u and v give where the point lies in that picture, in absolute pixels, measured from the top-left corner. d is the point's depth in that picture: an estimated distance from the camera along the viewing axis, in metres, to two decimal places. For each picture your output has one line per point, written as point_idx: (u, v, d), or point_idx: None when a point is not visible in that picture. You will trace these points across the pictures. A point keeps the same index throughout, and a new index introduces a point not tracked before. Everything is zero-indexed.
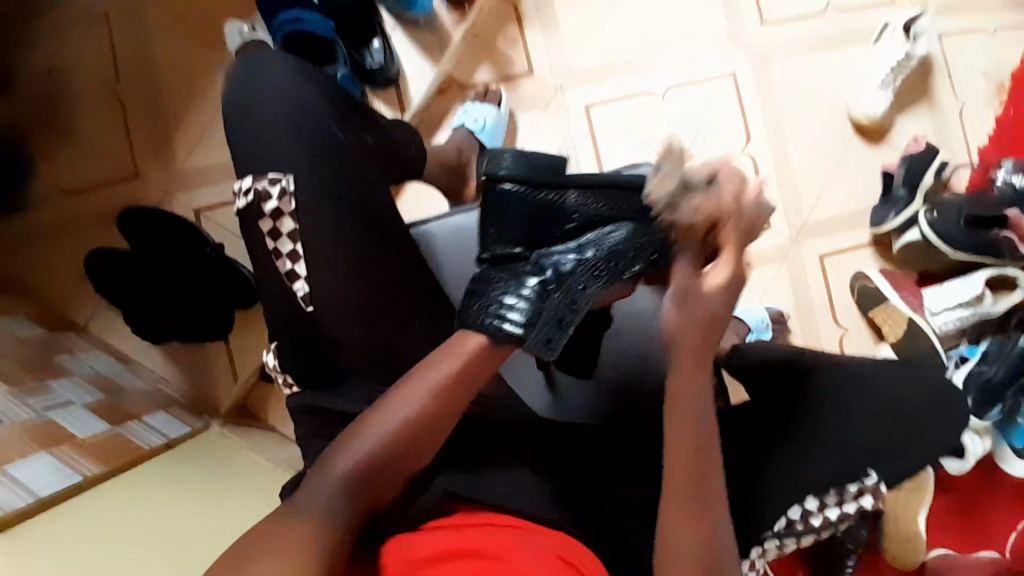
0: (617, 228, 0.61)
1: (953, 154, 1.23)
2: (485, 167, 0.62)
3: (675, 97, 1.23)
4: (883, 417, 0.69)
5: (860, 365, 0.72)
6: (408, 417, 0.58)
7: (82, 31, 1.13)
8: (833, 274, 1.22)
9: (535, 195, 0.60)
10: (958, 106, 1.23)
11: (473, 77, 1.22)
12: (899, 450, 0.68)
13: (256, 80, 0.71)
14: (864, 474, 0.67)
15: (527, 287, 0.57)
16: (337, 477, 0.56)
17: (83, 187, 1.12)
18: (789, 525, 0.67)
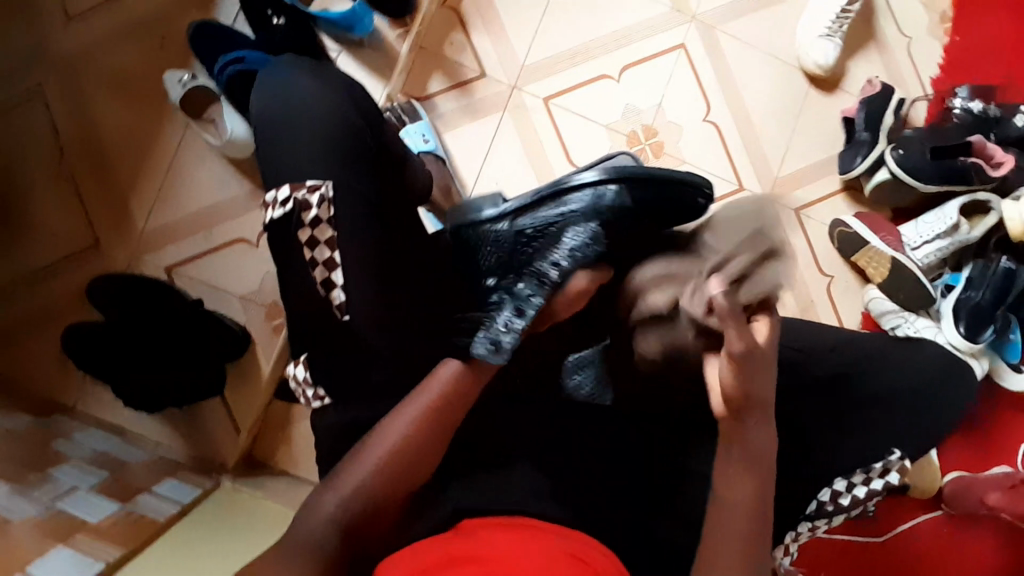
0: (573, 234, 0.65)
1: (908, 91, 1.24)
2: (458, 222, 0.74)
3: (630, 77, 1.23)
4: (896, 398, 0.73)
5: (870, 345, 0.74)
6: (415, 429, 0.60)
7: (18, 106, 1.09)
8: (811, 226, 1.23)
9: (487, 230, 0.69)
10: (905, 41, 1.24)
11: (426, 89, 1.21)
12: (912, 431, 0.73)
13: (287, 93, 0.72)
14: (887, 452, 0.71)
15: (505, 317, 0.63)
16: (330, 511, 0.56)
17: (47, 265, 1.08)
18: (820, 506, 0.69)
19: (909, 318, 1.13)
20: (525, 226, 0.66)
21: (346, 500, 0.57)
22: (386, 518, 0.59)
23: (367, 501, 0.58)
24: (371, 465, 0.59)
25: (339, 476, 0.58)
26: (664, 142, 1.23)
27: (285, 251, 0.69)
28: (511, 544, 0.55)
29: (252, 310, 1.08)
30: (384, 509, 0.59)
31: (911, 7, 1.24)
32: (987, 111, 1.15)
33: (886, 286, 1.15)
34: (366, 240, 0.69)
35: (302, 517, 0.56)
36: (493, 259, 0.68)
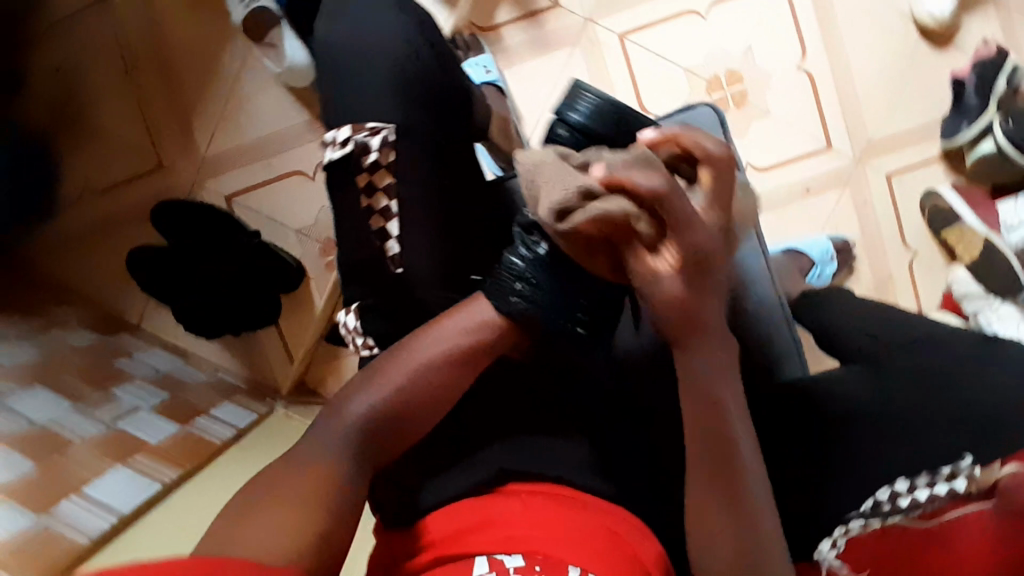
0: None
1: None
2: (558, 107, 0.63)
3: (717, 15, 1.11)
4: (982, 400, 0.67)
5: (935, 334, 0.72)
6: (443, 361, 0.57)
7: (81, 18, 1.08)
8: (902, 195, 1.13)
9: (577, 152, 0.61)
10: None
11: (493, 19, 1.12)
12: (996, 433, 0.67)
13: (354, 25, 0.67)
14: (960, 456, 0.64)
15: (543, 250, 0.56)
16: (345, 427, 0.55)
17: (111, 185, 1.10)
18: (876, 504, 0.66)
19: (993, 304, 1.01)
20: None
21: (365, 416, 0.56)
22: (392, 447, 0.57)
23: (384, 422, 0.56)
24: (395, 384, 0.57)
25: (370, 382, 0.57)
26: (747, 92, 1.12)
27: (344, 199, 0.67)
28: (549, 515, 0.54)
29: (309, 244, 1.08)
30: (398, 431, 0.57)
31: None
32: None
33: (976, 268, 1.05)
34: (425, 192, 0.66)
35: (320, 423, 0.56)
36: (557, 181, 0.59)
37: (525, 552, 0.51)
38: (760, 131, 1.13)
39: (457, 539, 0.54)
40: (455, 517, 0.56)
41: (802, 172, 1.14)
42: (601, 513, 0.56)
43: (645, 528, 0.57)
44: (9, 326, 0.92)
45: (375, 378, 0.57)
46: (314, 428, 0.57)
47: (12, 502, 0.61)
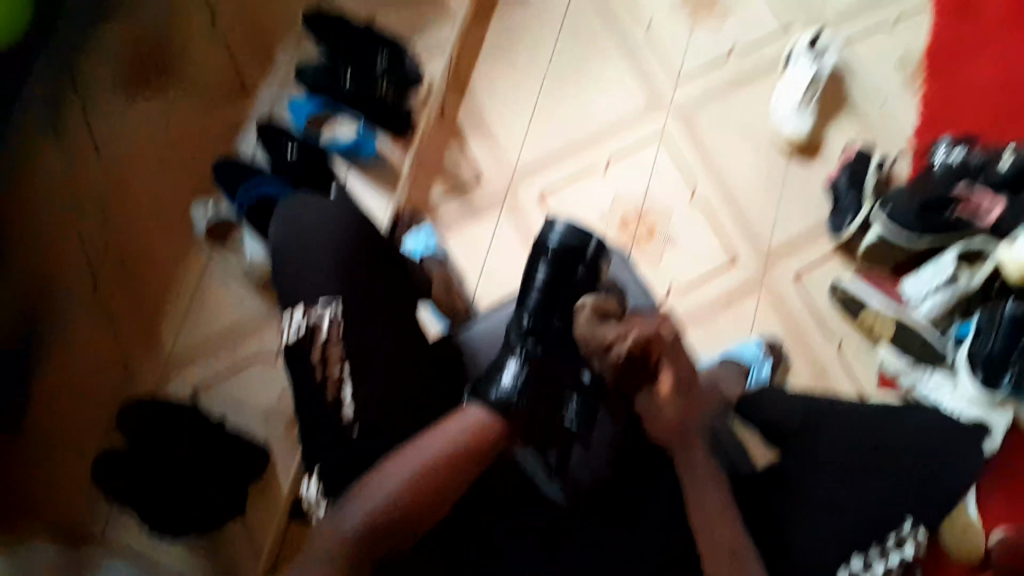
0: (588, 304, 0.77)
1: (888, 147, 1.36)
2: (540, 234, 0.81)
3: (617, 167, 1.31)
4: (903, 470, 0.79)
5: (859, 415, 0.82)
6: (438, 459, 0.65)
7: (56, 244, 1.19)
8: (813, 291, 1.27)
9: (557, 262, 0.78)
10: (879, 104, 1.38)
11: (429, 196, 1.29)
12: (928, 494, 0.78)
13: (295, 225, 0.79)
14: (899, 523, 0.76)
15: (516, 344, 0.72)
16: (349, 525, 0.61)
17: (80, 393, 1.13)
18: None
19: (923, 375, 1.18)
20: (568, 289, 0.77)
21: (362, 518, 0.62)
22: (393, 543, 0.63)
23: (382, 524, 0.62)
24: (399, 479, 0.64)
25: (381, 475, 0.64)
26: (656, 224, 1.29)
27: (300, 372, 0.73)
28: None
29: (274, 424, 1.12)
30: (400, 529, 0.63)
31: (884, 78, 1.40)
32: (967, 159, 1.19)
33: (898, 342, 1.19)
34: (372, 356, 0.74)
35: (328, 523, 0.62)
36: (544, 290, 0.76)
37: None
38: (676, 253, 1.28)
39: None
40: None
41: (721, 283, 1.27)
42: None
43: None
44: None
45: (378, 475, 0.64)
46: (315, 533, 0.62)
47: None
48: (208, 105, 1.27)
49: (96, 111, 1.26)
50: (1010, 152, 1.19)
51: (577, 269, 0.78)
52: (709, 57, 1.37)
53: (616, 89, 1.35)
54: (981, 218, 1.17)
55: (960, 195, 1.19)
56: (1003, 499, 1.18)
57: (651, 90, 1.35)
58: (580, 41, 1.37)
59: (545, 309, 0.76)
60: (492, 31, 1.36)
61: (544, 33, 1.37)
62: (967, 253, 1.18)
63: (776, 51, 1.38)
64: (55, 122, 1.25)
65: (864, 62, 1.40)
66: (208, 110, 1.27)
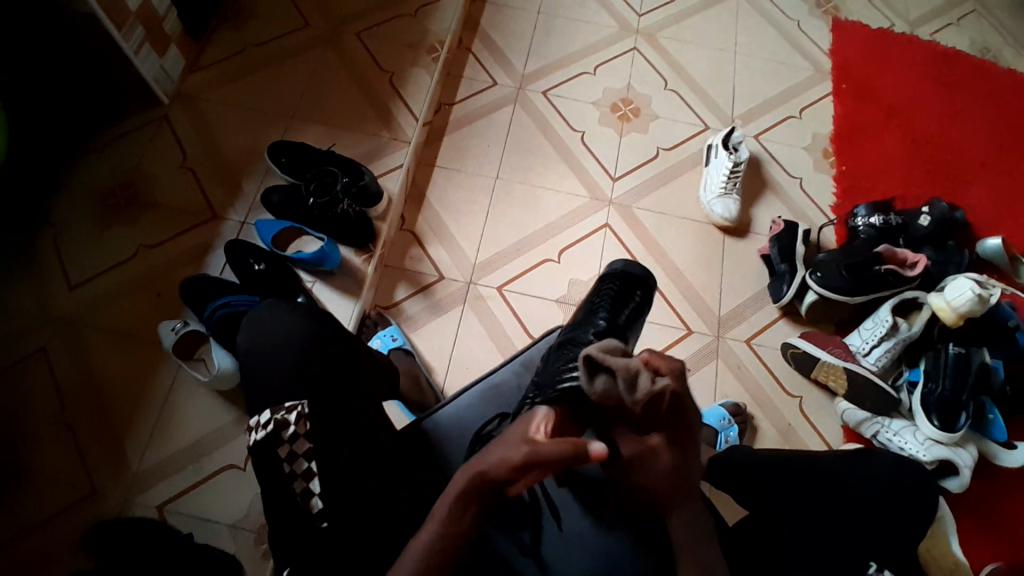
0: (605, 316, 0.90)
1: (813, 221, 1.50)
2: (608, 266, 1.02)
3: (569, 256, 1.41)
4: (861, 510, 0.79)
5: (824, 461, 0.84)
6: (458, 511, 0.61)
7: (21, 374, 1.19)
8: (765, 353, 1.34)
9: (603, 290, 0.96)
10: (797, 182, 1.55)
11: (393, 297, 1.36)
12: (902, 529, 0.79)
13: (263, 328, 0.83)
14: (868, 565, 0.75)
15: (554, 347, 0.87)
16: None
17: (36, 527, 1.08)
18: None
19: (885, 422, 1.23)
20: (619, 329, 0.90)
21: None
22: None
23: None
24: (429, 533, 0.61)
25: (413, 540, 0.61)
26: None
27: (267, 468, 0.73)
28: None
29: (243, 537, 1.09)
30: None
31: (796, 161, 1.57)
32: (889, 219, 1.38)
33: (852, 395, 1.25)
34: (336, 445, 0.76)
35: None
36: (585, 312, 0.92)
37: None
38: None
39: None
40: None
41: (679, 354, 1.33)
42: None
43: None
44: None
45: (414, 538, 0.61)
46: None
47: None
48: (179, 231, 1.35)
49: (69, 246, 1.32)
50: (926, 210, 1.38)
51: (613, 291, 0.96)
52: (640, 155, 1.54)
53: (560, 189, 1.48)
54: (907, 273, 1.26)
55: (885, 252, 1.29)
56: (986, 541, 1.19)
57: (592, 186, 1.49)
58: (522, 151, 1.52)
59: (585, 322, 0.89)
60: (442, 152, 1.52)
61: (493, 146, 1.52)
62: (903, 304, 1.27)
63: (697, 147, 1.56)
64: (27, 258, 1.29)
65: (776, 150, 1.59)
66: (179, 236, 1.34)
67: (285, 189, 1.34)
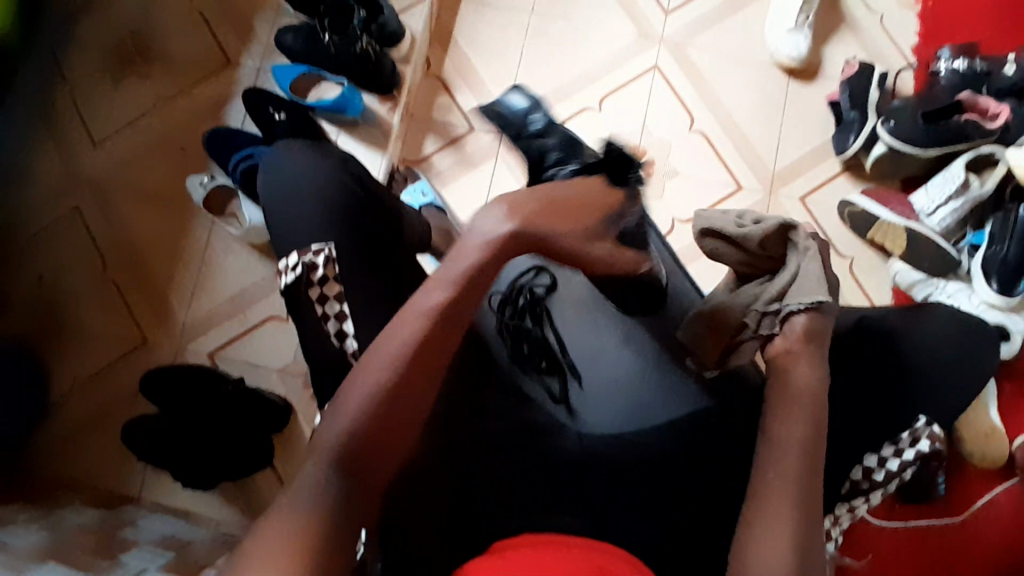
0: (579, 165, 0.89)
1: (891, 64, 1.31)
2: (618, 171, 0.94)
3: (612, 103, 1.28)
4: (915, 373, 0.74)
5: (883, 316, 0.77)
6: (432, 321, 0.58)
7: (62, 230, 1.21)
8: (820, 210, 1.25)
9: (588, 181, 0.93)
10: (878, 16, 1.32)
11: (422, 151, 1.27)
12: (954, 393, 0.76)
13: (286, 173, 0.80)
14: (914, 420, 0.74)
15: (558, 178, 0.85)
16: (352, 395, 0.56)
17: (101, 371, 1.16)
18: (854, 484, 0.72)
19: (939, 285, 1.15)
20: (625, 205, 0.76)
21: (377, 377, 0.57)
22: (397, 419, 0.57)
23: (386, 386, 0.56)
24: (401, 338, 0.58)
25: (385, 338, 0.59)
26: (655, 159, 1.26)
27: (298, 310, 0.74)
28: (538, 564, 0.53)
29: (290, 381, 1.15)
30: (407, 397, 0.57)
31: None
32: (974, 65, 1.19)
33: (909, 256, 1.17)
34: (369, 297, 0.74)
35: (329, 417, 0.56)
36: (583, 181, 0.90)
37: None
38: (676, 188, 1.25)
39: None
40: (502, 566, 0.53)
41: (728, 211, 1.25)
42: (587, 556, 0.55)
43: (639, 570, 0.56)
44: (16, 515, 0.95)
45: (380, 342, 0.59)
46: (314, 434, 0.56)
47: None
48: (194, 79, 1.27)
49: (86, 96, 1.26)
50: (1013, 58, 1.19)
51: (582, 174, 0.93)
52: None
53: (604, 26, 1.31)
54: (987, 125, 1.14)
55: (964, 101, 1.16)
56: None
57: (640, 22, 1.31)
58: None
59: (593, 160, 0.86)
60: None
61: None
62: (976, 160, 1.16)
63: None
64: (47, 112, 1.26)
65: None
66: (195, 84, 1.26)
67: (300, 31, 1.23)
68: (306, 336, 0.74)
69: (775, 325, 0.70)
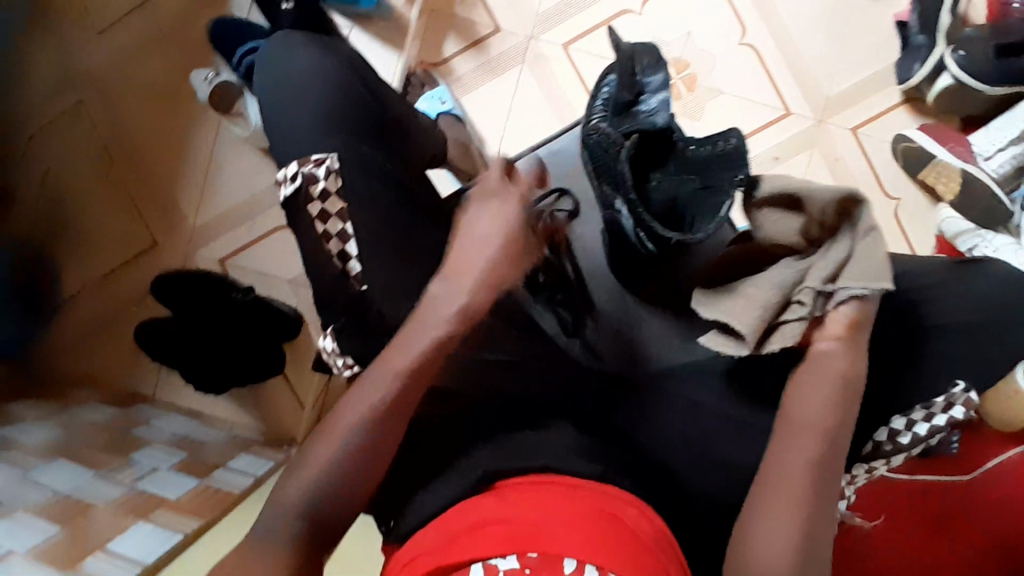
0: (608, 89, 0.79)
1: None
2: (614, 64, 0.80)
3: (653, 8, 1.15)
4: (953, 334, 0.69)
5: (929, 272, 0.71)
6: (460, 305, 0.63)
7: (63, 122, 1.15)
8: (871, 144, 1.14)
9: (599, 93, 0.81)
10: None
11: (441, 53, 1.17)
12: (995, 360, 0.70)
13: (291, 72, 0.72)
14: (951, 385, 0.69)
15: (605, 123, 0.75)
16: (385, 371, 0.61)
17: (110, 270, 1.15)
18: (877, 447, 0.69)
19: (987, 237, 1.04)
20: (611, 158, 0.72)
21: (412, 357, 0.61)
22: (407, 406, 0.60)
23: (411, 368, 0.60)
24: (430, 318, 0.62)
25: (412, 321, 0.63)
26: (696, 75, 1.15)
27: (300, 226, 0.70)
28: (535, 508, 0.54)
29: (301, 293, 1.14)
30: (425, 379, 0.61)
31: None
32: None
33: (960, 202, 1.07)
34: (375, 218, 0.69)
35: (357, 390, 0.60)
36: (606, 110, 0.77)
37: (518, 552, 0.49)
38: (717, 110, 1.15)
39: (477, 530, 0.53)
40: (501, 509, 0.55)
41: (769, 140, 1.15)
42: (594, 500, 0.56)
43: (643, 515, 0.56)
44: (33, 411, 0.98)
45: (412, 323, 0.63)
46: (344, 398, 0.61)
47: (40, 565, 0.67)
48: None
49: None
50: None
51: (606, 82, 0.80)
52: None
53: None
54: None
55: None
56: None
57: None
58: None
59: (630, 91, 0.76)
60: None
61: None
62: None
63: None
64: None
65: None
66: None
67: None
68: (311, 257, 0.71)
69: (825, 307, 0.60)
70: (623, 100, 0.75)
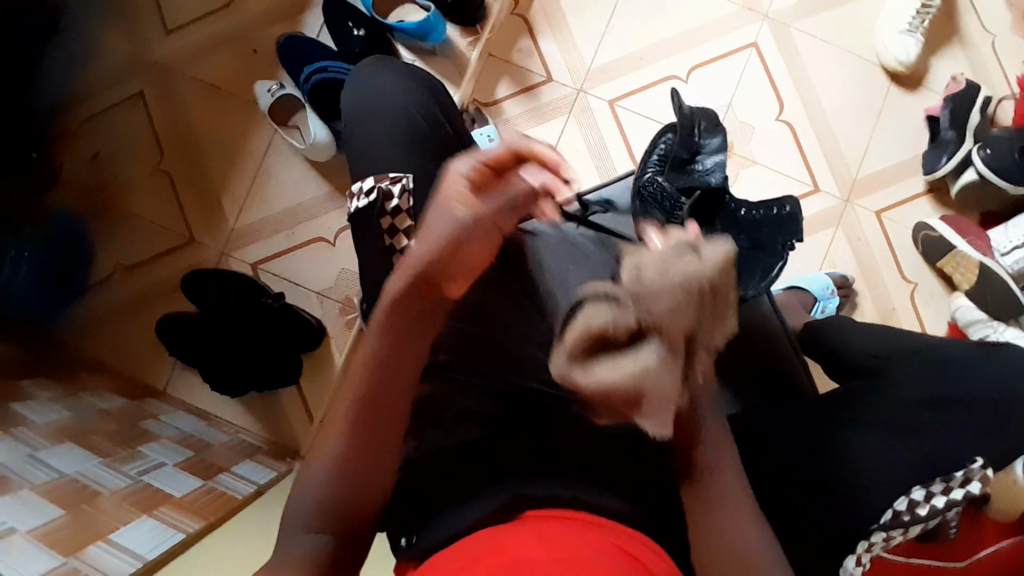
0: (665, 142, 0.94)
1: (993, 89, 1.19)
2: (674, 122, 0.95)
3: (699, 78, 1.22)
4: (981, 415, 0.70)
5: (956, 354, 0.74)
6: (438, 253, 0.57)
7: (125, 114, 1.20)
8: (894, 228, 1.18)
9: (655, 147, 0.96)
10: (989, 38, 1.20)
11: (494, 94, 1.22)
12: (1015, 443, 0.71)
13: (374, 91, 0.77)
14: (971, 461, 0.68)
15: (663, 176, 0.88)
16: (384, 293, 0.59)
17: (144, 261, 1.17)
18: (896, 516, 0.66)
19: (999, 328, 1.07)
20: (666, 208, 0.84)
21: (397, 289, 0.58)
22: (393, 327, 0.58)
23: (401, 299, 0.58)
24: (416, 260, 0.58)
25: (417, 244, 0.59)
26: (733, 143, 1.21)
27: (363, 237, 0.72)
28: (566, 538, 0.52)
29: (329, 305, 1.14)
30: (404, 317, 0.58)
31: (995, 6, 1.20)
32: None
33: (975, 293, 1.10)
34: None
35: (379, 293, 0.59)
36: (662, 161, 0.92)
37: None
38: (750, 178, 1.20)
39: (502, 554, 0.50)
40: (522, 538, 0.52)
41: None
42: (622, 537, 0.53)
43: (659, 549, 0.54)
44: (46, 391, 0.98)
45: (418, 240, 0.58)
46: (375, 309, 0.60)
47: (43, 545, 0.66)
48: None
49: None
50: None
51: (664, 139, 0.95)
52: None
53: None
54: None
55: None
56: None
57: None
58: None
59: (689, 150, 0.90)
60: None
61: None
62: None
63: None
64: None
65: None
66: None
67: None
68: (368, 266, 0.73)
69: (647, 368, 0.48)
70: (681, 156, 0.90)
